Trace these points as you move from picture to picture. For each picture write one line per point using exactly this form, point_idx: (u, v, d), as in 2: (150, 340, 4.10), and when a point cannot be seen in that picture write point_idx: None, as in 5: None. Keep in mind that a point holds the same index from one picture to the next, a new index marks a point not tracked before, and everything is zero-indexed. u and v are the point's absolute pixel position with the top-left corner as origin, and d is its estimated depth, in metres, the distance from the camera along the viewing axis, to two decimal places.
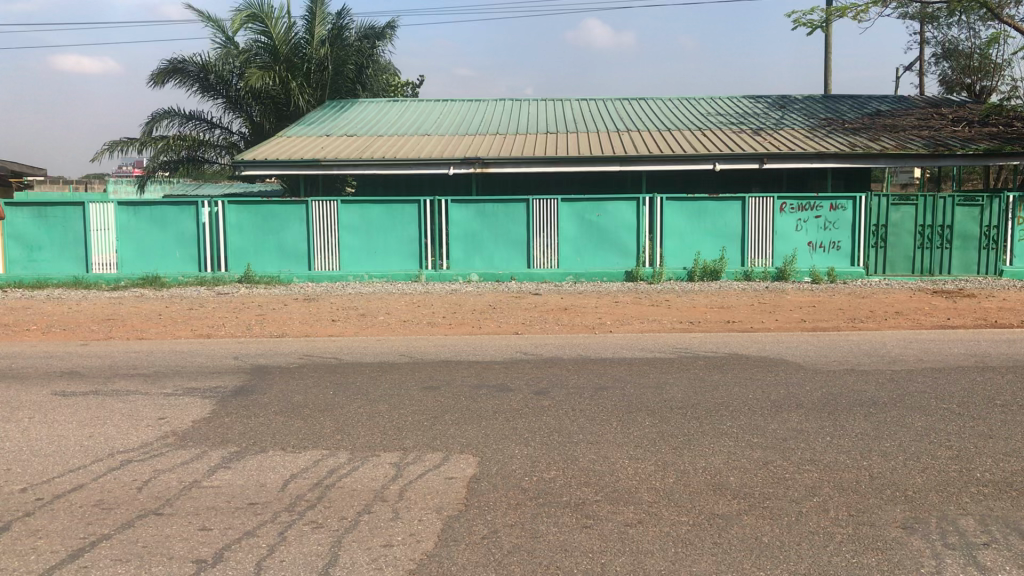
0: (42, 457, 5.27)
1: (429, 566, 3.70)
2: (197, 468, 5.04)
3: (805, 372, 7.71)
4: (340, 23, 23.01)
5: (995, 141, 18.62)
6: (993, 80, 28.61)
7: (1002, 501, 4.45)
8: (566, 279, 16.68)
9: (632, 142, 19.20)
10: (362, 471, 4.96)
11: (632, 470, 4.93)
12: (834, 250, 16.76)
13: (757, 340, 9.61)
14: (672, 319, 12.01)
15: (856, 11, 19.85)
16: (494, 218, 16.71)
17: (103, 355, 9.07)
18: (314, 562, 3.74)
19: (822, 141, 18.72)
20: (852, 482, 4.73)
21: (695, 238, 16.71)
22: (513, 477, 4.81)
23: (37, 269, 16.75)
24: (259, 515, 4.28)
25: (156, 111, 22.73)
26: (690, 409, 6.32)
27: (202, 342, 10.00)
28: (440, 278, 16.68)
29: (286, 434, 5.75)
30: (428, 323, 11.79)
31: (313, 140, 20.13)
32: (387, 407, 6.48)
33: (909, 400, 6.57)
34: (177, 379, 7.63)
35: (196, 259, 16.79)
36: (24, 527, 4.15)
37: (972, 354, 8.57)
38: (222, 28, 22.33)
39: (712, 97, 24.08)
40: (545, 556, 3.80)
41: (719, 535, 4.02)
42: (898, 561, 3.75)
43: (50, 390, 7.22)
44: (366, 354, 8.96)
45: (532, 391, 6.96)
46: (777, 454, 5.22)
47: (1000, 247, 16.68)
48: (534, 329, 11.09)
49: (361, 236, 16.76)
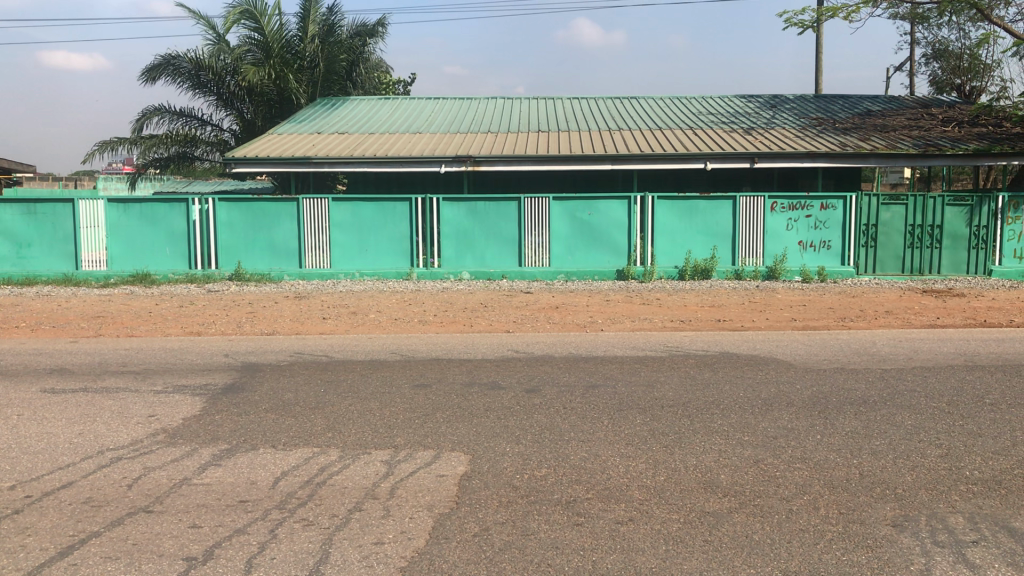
0: (32, 454, 5.24)
1: (420, 564, 3.69)
2: (188, 465, 5.02)
3: (795, 370, 7.75)
4: (333, 19, 23.04)
5: (985, 142, 18.70)
6: (983, 81, 28.73)
7: (991, 500, 4.47)
8: (557, 277, 16.71)
9: (625, 141, 19.19)
10: (354, 468, 4.95)
11: (624, 468, 4.94)
12: (825, 249, 16.81)
13: (747, 339, 9.62)
14: (662, 318, 12.00)
15: (847, 11, 19.88)
16: (486, 216, 16.69)
17: (93, 352, 9.02)
18: (304, 560, 3.73)
19: (813, 141, 18.76)
20: (843, 480, 4.74)
21: (686, 237, 16.75)
22: (505, 475, 4.81)
23: (26, 266, 16.64)
24: (250, 512, 4.27)
25: (147, 108, 22.60)
26: (682, 408, 6.34)
27: (193, 340, 9.94)
28: (431, 276, 16.68)
29: (277, 432, 5.74)
30: (419, 321, 11.75)
31: (303, 137, 20.05)
32: (378, 405, 6.46)
33: (899, 399, 6.58)
34: (167, 376, 7.59)
35: (186, 256, 16.70)
36: (13, 524, 4.12)
37: (962, 354, 8.60)
38: (213, 26, 22.21)
39: (704, 97, 24.09)
40: (536, 554, 3.80)
41: (710, 532, 4.03)
42: (889, 559, 3.77)
43: (38, 387, 7.17)
44: (357, 352, 8.91)
45: (523, 389, 6.96)
46: (767, 452, 5.23)
47: (989, 247, 16.77)
48: (524, 327, 11.06)
49: (352, 233, 16.72)
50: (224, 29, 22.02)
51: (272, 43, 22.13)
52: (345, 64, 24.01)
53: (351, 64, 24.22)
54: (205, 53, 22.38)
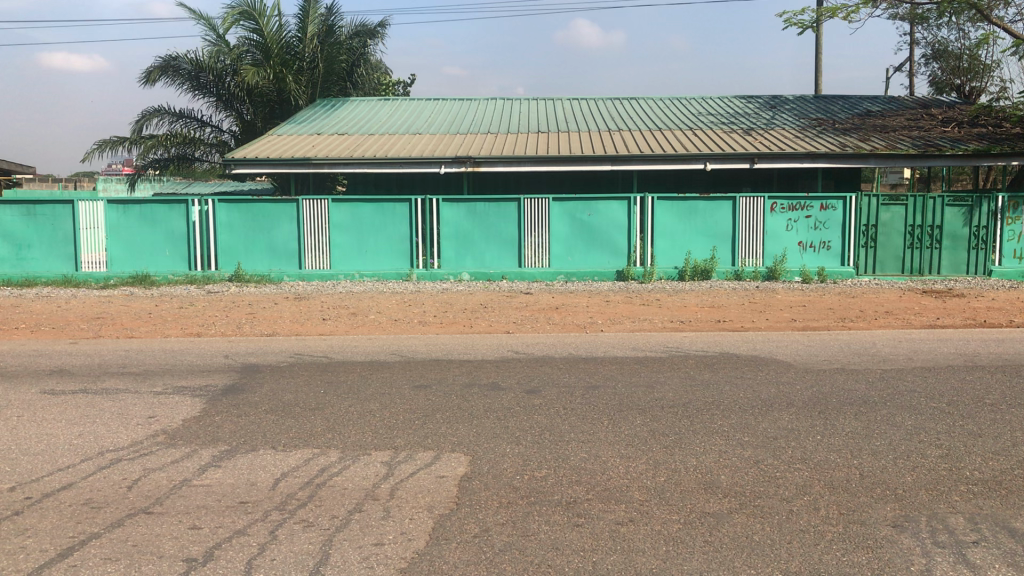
0: (31, 456, 5.23)
1: (420, 565, 3.69)
2: (187, 467, 5.02)
3: (795, 371, 7.75)
4: (332, 20, 23.02)
5: (984, 142, 18.70)
6: (983, 81, 28.77)
7: (991, 500, 4.47)
8: (557, 278, 16.71)
9: (625, 142, 19.20)
10: (353, 469, 4.94)
11: (624, 469, 4.94)
12: (825, 250, 16.81)
13: (747, 340, 9.64)
14: (662, 318, 12.03)
15: (846, 12, 19.89)
16: (485, 217, 16.69)
17: (92, 354, 9.02)
18: (305, 561, 3.73)
19: (812, 142, 18.76)
20: (843, 481, 4.74)
21: (685, 238, 16.75)
22: (505, 476, 4.81)
23: (26, 268, 16.63)
24: (250, 514, 4.26)
25: (147, 109, 22.60)
26: (682, 408, 6.34)
27: (193, 341, 9.94)
28: (431, 277, 16.68)
29: (277, 433, 5.73)
30: (419, 322, 11.76)
31: (303, 138, 20.05)
32: (379, 406, 6.45)
33: (900, 399, 6.59)
34: (167, 378, 7.58)
35: (186, 258, 16.70)
36: (12, 526, 4.12)
37: (962, 354, 8.60)
38: (213, 27, 22.22)
39: (703, 97, 24.11)
40: (537, 554, 3.80)
41: (710, 533, 4.03)
42: (889, 560, 3.77)
43: (38, 389, 7.15)
44: (356, 353, 8.91)
45: (523, 390, 6.95)
46: (767, 453, 5.23)
47: (989, 247, 16.78)
48: (525, 328, 11.08)
49: (352, 234, 16.73)
50: (223, 30, 22.01)
51: (272, 44, 22.11)
52: (344, 65, 24.02)
53: (351, 66, 24.24)
54: (204, 54, 22.39)
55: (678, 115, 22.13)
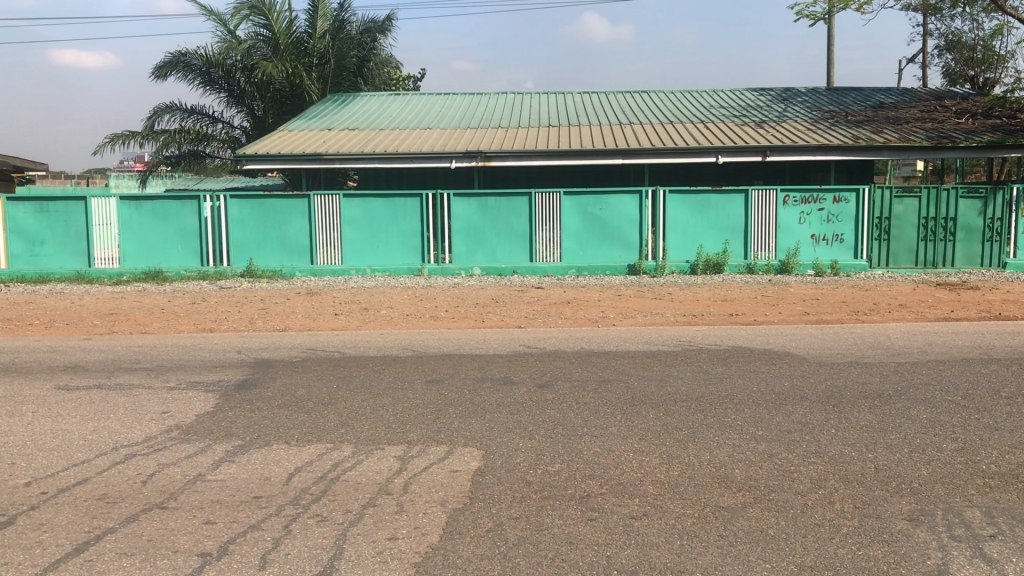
0: (47, 451, 5.27)
1: (434, 560, 3.68)
2: (201, 462, 5.03)
3: (810, 364, 7.72)
4: (342, 16, 23.04)
5: (998, 133, 18.50)
6: (997, 72, 28.47)
7: (1008, 493, 4.43)
8: (568, 272, 16.69)
9: (635, 136, 19.10)
10: (366, 464, 4.95)
11: (638, 462, 4.93)
12: (838, 242, 16.71)
13: (762, 333, 9.62)
14: (675, 312, 12.03)
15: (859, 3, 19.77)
16: (496, 211, 16.67)
17: (105, 350, 9.05)
18: (319, 555, 3.73)
19: (825, 134, 18.62)
20: (858, 474, 4.72)
21: (697, 231, 16.67)
22: (519, 470, 4.81)
23: (39, 264, 16.74)
24: (264, 508, 4.27)
25: (157, 106, 22.71)
26: (695, 402, 6.30)
27: (206, 336, 10.00)
28: (443, 272, 16.71)
29: (291, 428, 5.74)
30: (431, 317, 11.77)
31: (314, 134, 20.07)
32: (393, 401, 6.46)
33: (913, 392, 6.56)
34: (181, 373, 7.60)
35: (198, 253, 16.77)
36: (29, 521, 4.14)
37: (976, 346, 8.54)
38: (223, 22, 22.23)
39: (715, 90, 24.00)
40: (550, 549, 3.79)
41: (725, 527, 4.01)
42: (905, 553, 3.75)
43: (52, 385, 7.21)
44: (369, 348, 8.93)
45: (535, 384, 6.96)
46: (782, 446, 5.21)
47: (1003, 239, 16.62)
48: (537, 322, 11.07)
49: (364, 230, 16.75)
50: (233, 25, 22.02)
51: (282, 38, 22.15)
52: (355, 60, 24.09)
53: (361, 61, 24.25)
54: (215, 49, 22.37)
55: (688, 108, 22.06)
